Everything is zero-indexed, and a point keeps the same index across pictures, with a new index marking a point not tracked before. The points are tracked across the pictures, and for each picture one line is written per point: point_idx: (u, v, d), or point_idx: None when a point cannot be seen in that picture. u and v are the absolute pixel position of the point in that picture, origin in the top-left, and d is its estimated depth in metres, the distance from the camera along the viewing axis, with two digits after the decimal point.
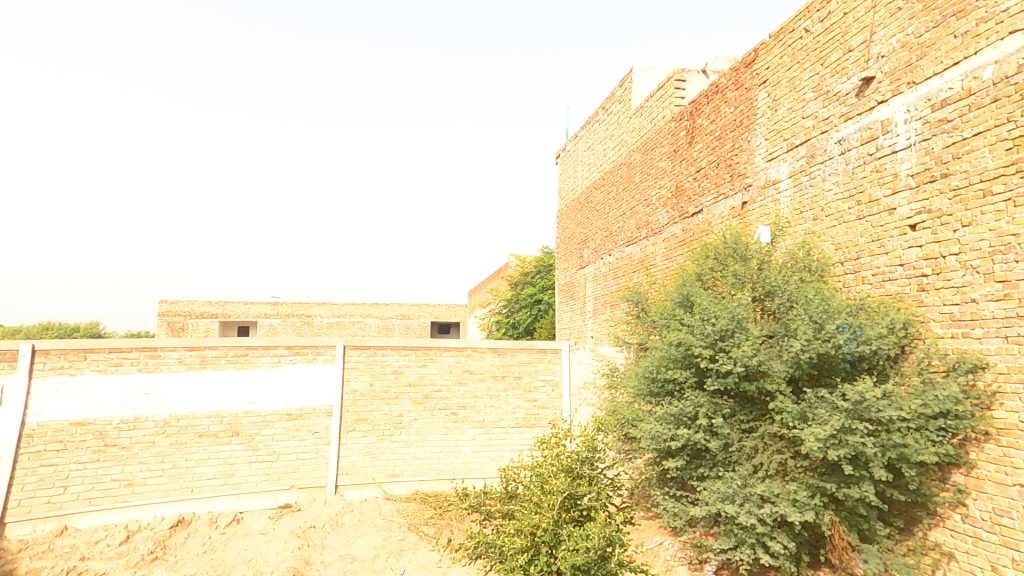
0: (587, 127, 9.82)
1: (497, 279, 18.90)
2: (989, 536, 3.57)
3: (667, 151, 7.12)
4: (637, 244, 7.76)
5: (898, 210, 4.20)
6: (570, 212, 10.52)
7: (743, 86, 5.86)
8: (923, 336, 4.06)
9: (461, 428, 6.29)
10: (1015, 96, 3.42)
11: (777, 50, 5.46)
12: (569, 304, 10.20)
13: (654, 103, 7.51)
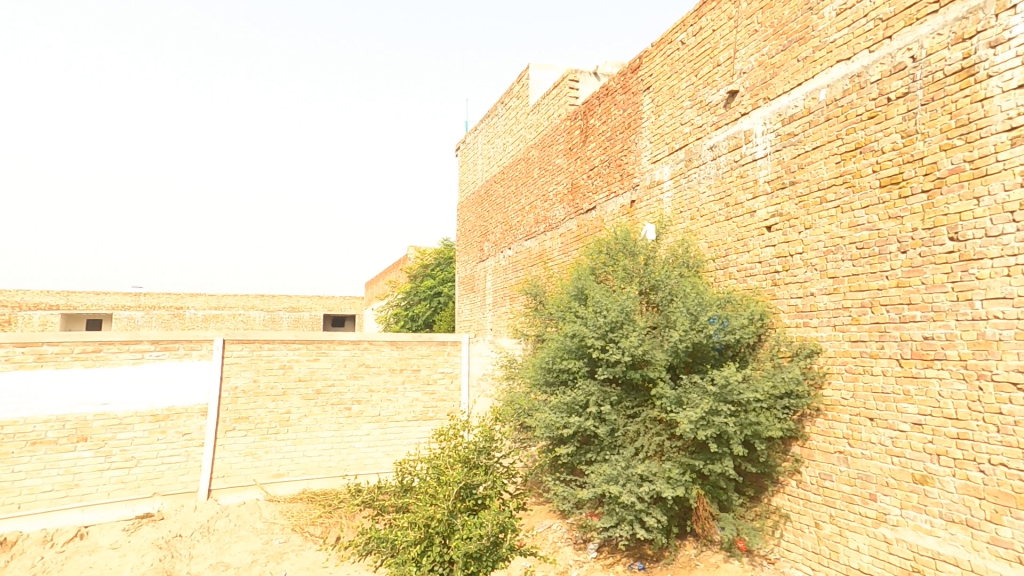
0: (487, 120, 9.89)
1: (395, 271, 18.68)
2: (815, 497, 4.22)
3: (564, 148, 7.38)
4: (536, 238, 7.96)
5: (758, 213, 4.71)
6: (471, 205, 10.54)
7: (630, 90, 6.20)
8: (775, 325, 4.63)
9: (355, 424, 6.14)
10: (841, 117, 4.11)
11: (658, 59, 5.85)
12: (469, 297, 10.30)
13: (550, 101, 7.76)
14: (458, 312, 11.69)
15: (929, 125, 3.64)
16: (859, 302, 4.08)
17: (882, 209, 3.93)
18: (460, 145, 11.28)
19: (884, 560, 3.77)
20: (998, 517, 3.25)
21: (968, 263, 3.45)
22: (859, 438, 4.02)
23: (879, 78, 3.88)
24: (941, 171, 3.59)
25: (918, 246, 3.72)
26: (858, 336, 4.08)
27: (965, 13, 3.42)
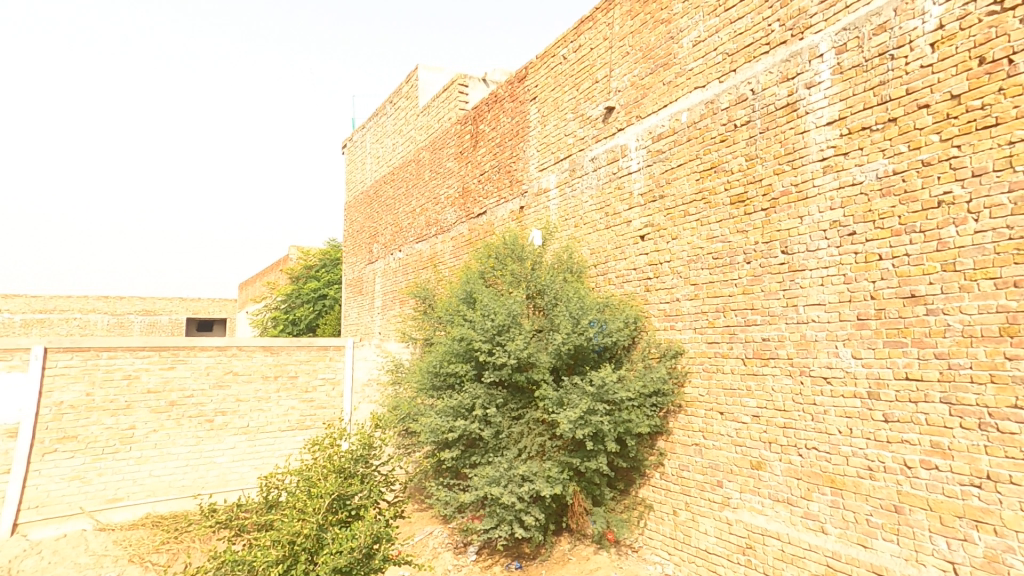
0: (376, 119, 9.74)
1: (277, 273, 18.11)
2: (674, 487, 4.61)
3: (454, 152, 7.41)
4: (427, 241, 7.93)
5: (633, 223, 5.03)
6: (359, 205, 10.34)
7: (517, 99, 6.36)
8: (647, 328, 4.95)
9: (218, 437, 6.47)
10: (699, 138, 4.56)
11: (543, 71, 6.07)
12: (358, 300, 10.15)
13: (440, 103, 7.79)
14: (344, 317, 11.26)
15: (765, 151, 4.31)
16: (715, 306, 4.58)
17: (732, 224, 4.49)
18: (347, 143, 10.89)
19: (725, 538, 4.24)
20: (809, 494, 4.05)
21: (795, 273, 4.27)
22: (712, 430, 4.51)
23: (727, 105, 4.41)
24: (775, 192, 4.31)
25: (759, 258, 4.41)
26: (713, 338, 4.58)
27: (787, 57, 4.10)
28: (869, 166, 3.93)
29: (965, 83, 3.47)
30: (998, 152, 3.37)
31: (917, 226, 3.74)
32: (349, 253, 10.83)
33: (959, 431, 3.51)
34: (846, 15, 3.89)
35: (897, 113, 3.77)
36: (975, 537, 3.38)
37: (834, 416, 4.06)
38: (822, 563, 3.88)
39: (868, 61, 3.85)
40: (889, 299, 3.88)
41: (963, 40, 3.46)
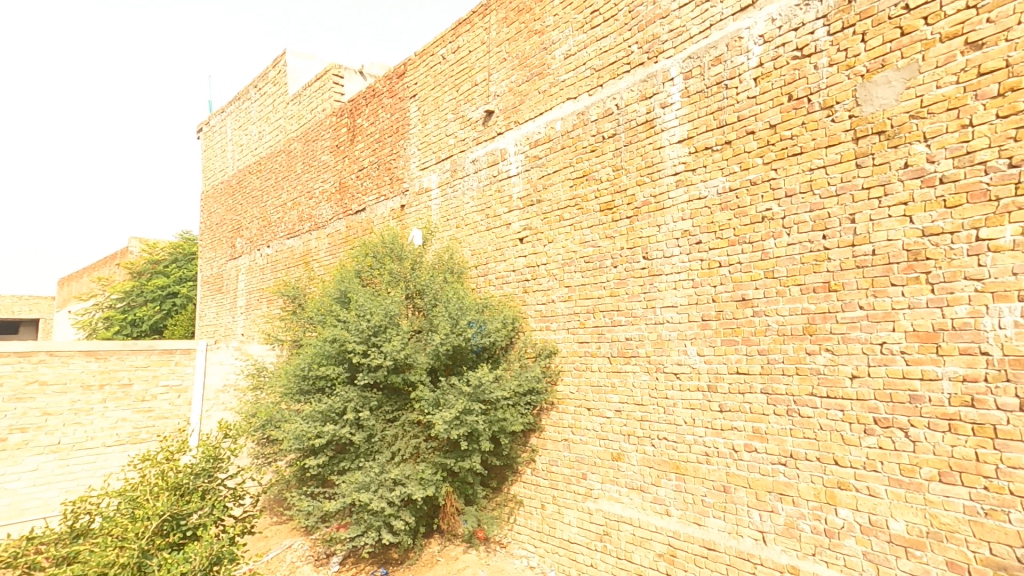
0: (240, 104, 9.54)
1: (117, 269, 17.13)
2: (543, 481, 4.79)
3: (330, 145, 7.21)
4: (300, 237, 7.70)
5: (513, 225, 5.16)
6: (219, 195, 10.12)
7: (397, 95, 6.29)
8: (524, 329, 5.08)
9: (16, 459, 6.28)
10: (572, 147, 4.80)
11: (422, 69, 6.05)
12: (218, 298, 10.06)
13: (315, 93, 7.58)
14: (199, 316, 10.84)
15: (629, 163, 4.61)
16: (586, 308, 4.82)
17: (601, 229, 4.76)
18: (206, 129, 10.69)
19: (586, 527, 4.49)
20: (658, 480, 4.41)
21: (654, 276, 4.63)
22: (580, 425, 4.75)
23: (596, 118, 4.67)
24: (638, 202, 4.63)
25: (624, 263, 4.70)
26: (583, 337, 4.82)
27: (644, 78, 4.44)
28: (711, 182, 4.44)
29: (779, 115, 4.15)
30: (802, 176, 4.16)
31: (747, 238, 4.38)
32: (208, 247, 10.61)
33: (772, 417, 4.23)
34: (690, 45, 4.30)
35: (731, 137, 4.31)
36: (779, 508, 4.06)
37: (681, 408, 4.48)
38: (665, 543, 4.25)
39: (709, 88, 4.30)
40: (726, 302, 4.44)
41: (776, 78, 4.10)
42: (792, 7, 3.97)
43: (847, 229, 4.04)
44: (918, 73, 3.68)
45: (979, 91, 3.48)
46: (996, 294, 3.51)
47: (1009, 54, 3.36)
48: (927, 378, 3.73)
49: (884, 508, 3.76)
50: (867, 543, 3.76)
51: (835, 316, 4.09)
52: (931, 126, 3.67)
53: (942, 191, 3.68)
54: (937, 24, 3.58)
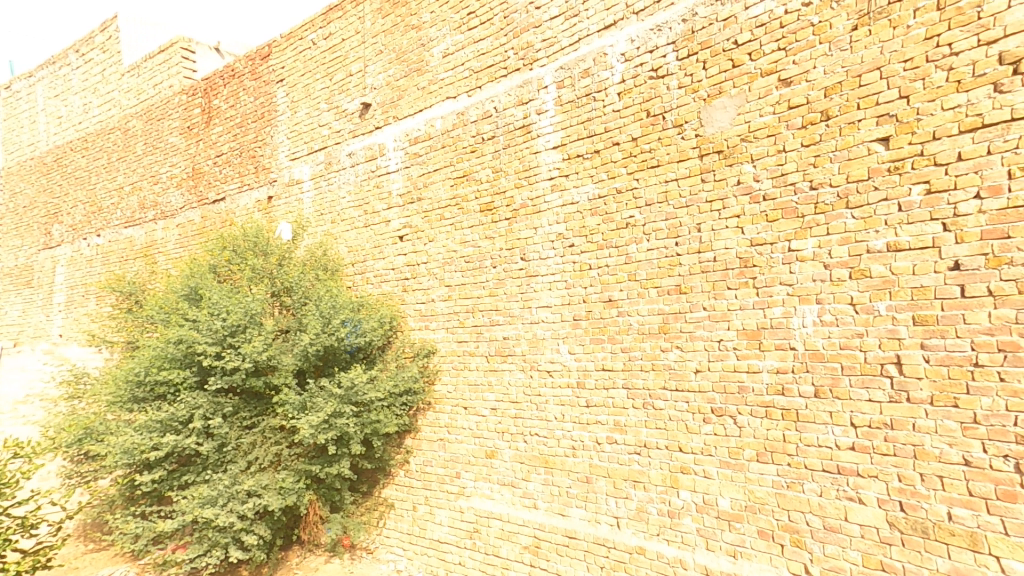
0: (57, 70, 8.44)
1: None
2: (416, 482, 4.76)
3: (180, 126, 6.68)
4: (142, 227, 7.19)
5: (393, 222, 5.04)
6: (30, 172, 8.91)
7: (261, 78, 5.91)
8: (403, 328, 4.99)
9: None
10: (452, 146, 4.80)
11: (289, 53, 5.73)
12: (24, 294, 9.01)
13: (161, 67, 6.94)
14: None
15: (507, 165, 4.71)
16: (465, 307, 4.85)
17: (481, 230, 4.82)
18: (8, 91, 9.23)
19: (456, 526, 4.54)
20: (528, 475, 4.55)
21: (531, 277, 4.77)
22: (456, 424, 4.76)
23: (476, 119, 4.72)
24: (516, 204, 4.75)
25: (503, 263, 4.80)
26: (462, 336, 4.84)
27: (520, 83, 4.56)
28: (582, 189, 4.65)
29: (639, 129, 4.45)
30: (658, 187, 4.49)
31: (613, 243, 4.62)
32: (11, 235, 9.31)
33: (631, 410, 4.52)
34: (561, 56, 4.50)
35: (599, 146, 4.56)
36: (632, 494, 4.36)
37: (553, 404, 4.65)
38: (531, 535, 4.40)
39: (579, 98, 4.51)
40: (594, 303, 4.67)
41: (636, 95, 4.41)
42: (647, 30, 4.29)
43: (694, 237, 4.45)
44: (746, 102, 4.17)
45: (789, 122, 4.08)
46: (802, 298, 4.14)
47: (809, 93, 3.99)
48: (752, 371, 4.26)
49: (716, 487, 4.19)
50: (700, 520, 4.17)
51: (684, 316, 4.47)
52: (756, 149, 4.21)
53: (765, 207, 4.23)
54: (758, 60, 4.08)
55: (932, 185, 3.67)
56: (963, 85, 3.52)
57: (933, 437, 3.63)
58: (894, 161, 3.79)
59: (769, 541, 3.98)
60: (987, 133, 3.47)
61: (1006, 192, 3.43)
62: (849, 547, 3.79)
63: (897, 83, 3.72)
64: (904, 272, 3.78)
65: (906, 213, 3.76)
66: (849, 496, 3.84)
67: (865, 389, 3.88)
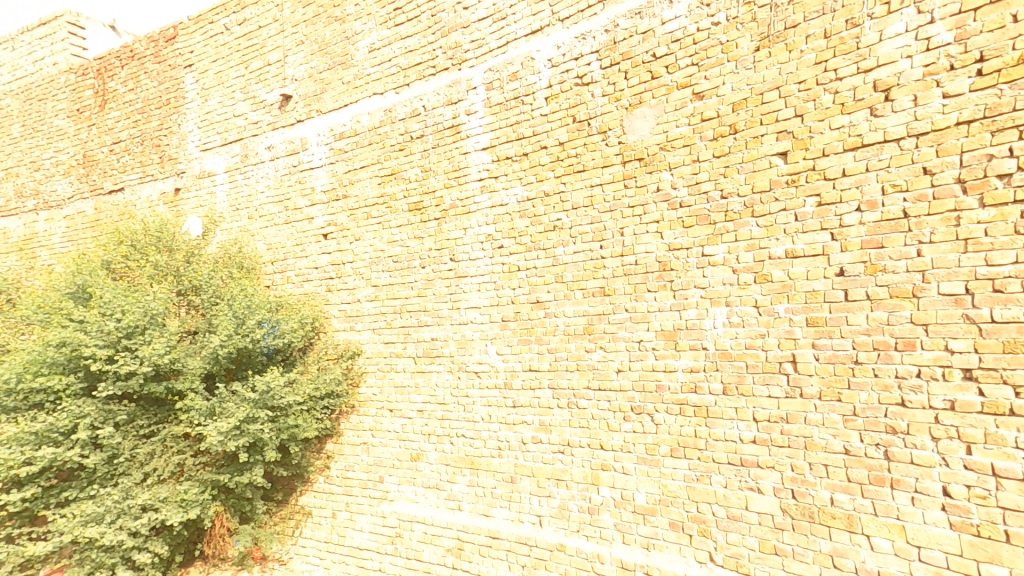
0: None
1: None
2: (337, 489, 4.69)
3: (68, 108, 6.16)
4: (20, 218, 6.54)
5: (316, 220, 4.91)
6: None
7: (166, 62, 5.59)
8: (326, 329, 4.86)
9: None
10: (380, 144, 4.71)
11: (197, 36, 5.44)
12: None
13: (43, 43, 6.36)
14: None
15: (436, 165, 4.69)
16: (392, 308, 4.77)
17: (410, 229, 4.77)
18: None
19: (377, 531, 4.50)
20: (453, 477, 4.54)
21: (461, 278, 4.76)
22: (380, 427, 4.69)
23: (404, 117, 4.66)
24: (445, 204, 4.73)
25: (432, 264, 4.76)
26: (389, 337, 4.75)
27: (449, 83, 4.54)
28: (511, 191, 4.69)
29: (566, 134, 4.54)
30: (584, 191, 4.59)
31: (541, 245, 4.68)
32: None
33: (556, 410, 4.59)
34: (489, 58, 4.53)
35: (528, 150, 4.61)
36: (555, 492, 4.44)
37: (480, 405, 4.66)
38: (454, 538, 4.40)
39: (507, 101, 4.55)
40: (523, 304, 4.71)
41: (562, 100, 4.50)
42: (572, 38, 4.40)
43: (617, 241, 4.57)
44: (664, 113, 4.35)
45: (702, 134, 4.30)
46: (713, 300, 4.37)
47: (719, 107, 4.23)
48: (668, 370, 4.44)
49: (633, 483, 4.34)
50: (618, 514, 4.31)
51: (608, 317, 4.59)
52: (674, 158, 4.39)
53: (681, 213, 4.43)
54: (674, 73, 4.28)
55: (822, 198, 3.99)
56: (846, 108, 3.87)
57: (820, 429, 3.95)
58: (791, 175, 4.09)
59: (679, 532, 4.18)
60: (866, 152, 3.83)
61: (881, 206, 3.79)
62: (748, 535, 4.03)
63: (793, 103, 4.02)
64: (799, 277, 4.09)
65: (801, 223, 4.07)
66: (750, 486, 4.10)
67: (766, 386, 4.16)
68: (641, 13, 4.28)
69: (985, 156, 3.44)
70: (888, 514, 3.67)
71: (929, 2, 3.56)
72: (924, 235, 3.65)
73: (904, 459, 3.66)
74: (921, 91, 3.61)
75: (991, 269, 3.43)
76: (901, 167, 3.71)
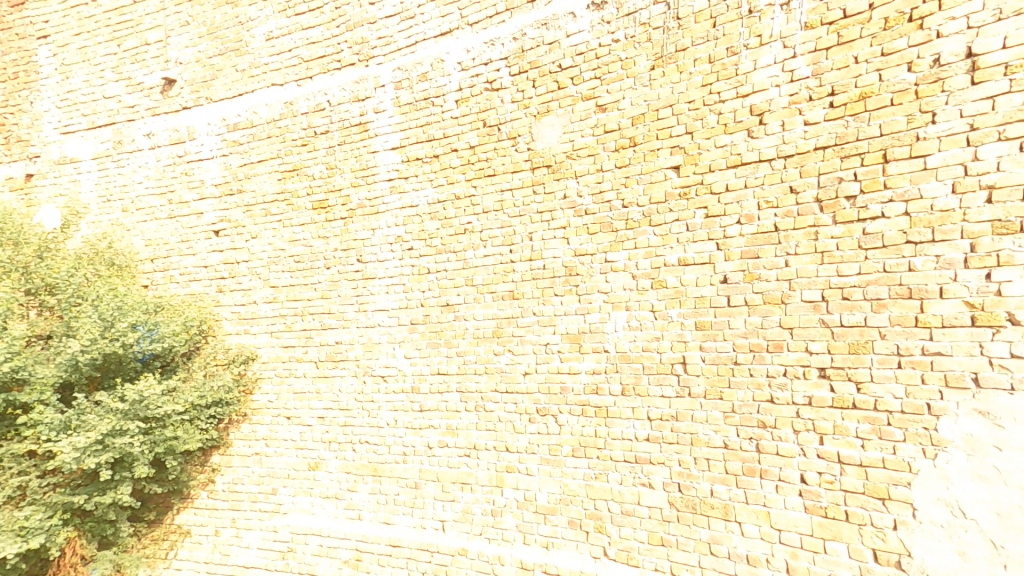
0: None
1: None
2: (222, 505, 4.58)
3: None
4: None
5: (204, 215, 4.72)
6: None
7: (12, 30, 5.07)
8: (215, 332, 4.65)
9: None
10: (280, 138, 4.59)
11: (55, 4, 4.96)
12: None
13: None
14: None
15: (343, 163, 4.57)
16: (292, 310, 4.63)
17: (314, 228, 4.62)
18: None
19: (266, 547, 4.44)
20: (354, 485, 4.46)
21: (368, 280, 4.64)
22: (276, 437, 4.61)
23: (307, 111, 4.56)
24: (352, 203, 4.60)
25: (337, 265, 4.62)
26: (289, 341, 4.63)
27: (355, 79, 4.47)
28: (421, 192, 4.63)
29: (476, 138, 4.56)
30: (495, 195, 4.63)
31: (452, 248, 4.66)
32: None
33: (463, 413, 4.58)
34: (398, 57, 4.49)
35: (438, 151, 4.58)
36: (459, 496, 4.43)
37: (385, 411, 4.56)
38: (352, 548, 4.36)
39: (417, 101, 4.52)
40: (432, 307, 4.66)
41: (473, 104, 4.51)
42: (481, 43, 4.44)
43: (526, 245, 4.64)
44: (570, 123, 4.50)
45: (605, 145, 4.48)
46: (614, 305, 4.54)
47: (621, 120, 4.42)
48: (572, 372, 4.55)
49: (536, 484, 4.42)
50: (520, 515, 4.37)
51: (516, 320, 4.64)
52: (579, 167, 4.54)
53: (586, 220, 4.57)
54: (579, 85, 4.43)
55: (709, 211, 4.29)
56: (728, 128, 4.19)
57: (704, 426, 4.24)
58: (683, 188, 4.36)
59: (577, 529, 4.31)
60: (745, 170, 4.17)
61: (756, 220, 4.14)
62: (639, 528, 4.24)
63: (684, 120, 4.30)
64: (690, 284, 4.36)
65: (691, 233, 4.36)
66: (642, 482, 4.31)
67: (660, 386, 4.39)
68: (547, 24, 4.41)
69: (837, 178, 3.86)
70: (757, 501, 4.01)
71: (792, 38, 3.94)
72: (790, 247, 4.03)
73: (772, 451, 4.01)
74: (787, 117, 4.00)
75: (840, 279, 3.85)
76: (772, 185, 4.08)
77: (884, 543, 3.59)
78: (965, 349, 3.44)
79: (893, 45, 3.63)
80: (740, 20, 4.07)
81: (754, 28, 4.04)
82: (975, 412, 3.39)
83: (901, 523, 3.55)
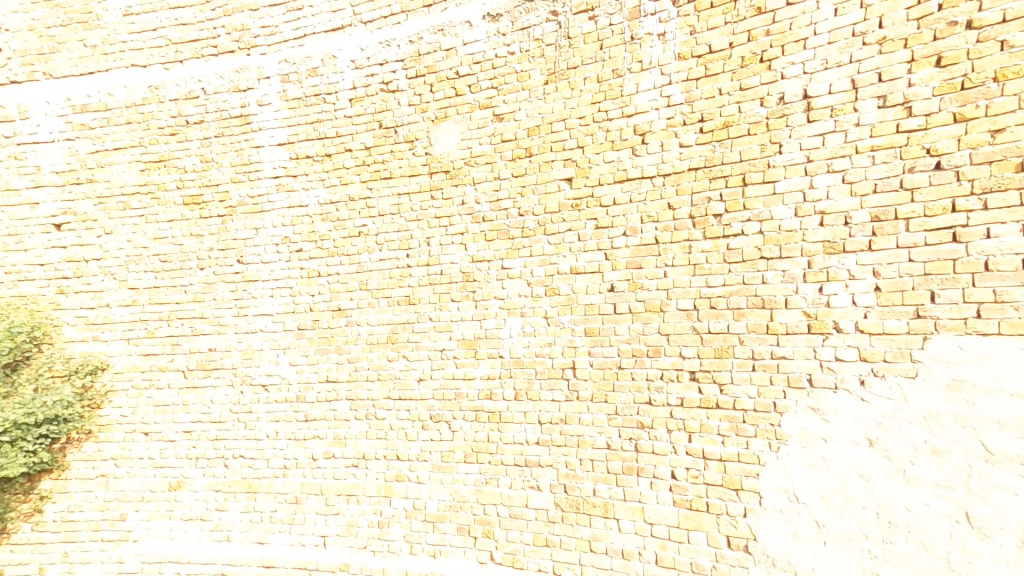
0: None
1: None
2: (51, 538, 4.24)
3: None
4: None
5: (42, 207, 4.32)
6: None
7: None
8: (53, 341, 4.24)
9: None
10: (143, 124, 4.29)
11: None
12: None
13: None
14: None
15: (222, 156, 4.31)
16: (156, 315, 4.30)
17: (185, 225, 4.31)
18: None
19: None
20: (225, 504, 4.23)
21: (248, 283, 4.35)
22: (128, 455, 4.28)
23: (177, 97, 4.30)
24: (232, 200, 4.33)
25: (213, 265, 4.32)
26: (150, 349, 4.29)
27: (234, 68, 4.28)
28: (312, 192, 4.42)
29: (372, 139, 4.44)
30: (391, 199, 4.52)
31: (345, 250, 4.48)
32: None
33: (352, 422, 4.41)
34: (284, 49, 4.35)
35: (330, 150, 4.41)
36: (343, 509, 4.28)
37: (265, 422, 4.32)
38: (217, 573, 4.13)
39: (307, 97, 4.36)
40: (322, 311, 4.45)
41: (367, 104, 4.41)
42: (375, 43, 4.39)
43: (423, 250, 4.57)
44: (468, 130, 4.52)
45: (502, 154, 4.55)
46: (509, 311, 4.60)
47: (518, 130, 4.52)
48: (467, 378, 4.55)
49: (426, 492, 4.36)
50: (408, 525, 4.30)
51: (411, 326, 4.55)
52: (477, 173, 4.57)
53: (484, 227, 4.60)
54: (476, 93, 4.47)
55: (598, 222, 4.51)
56: (616, 145, 4.43)
57: (590, 428, 4.42)
58: (575, 200, 4.54)
59: (464, 535, 4.32)
60: (630, 185, 4.43)
61: (640, 232, 4.41)
62: (526, 531, 4.33)
63: (576, 135, 4.48)
64: (580, 292, 4.54)
65: (583, 242, 4.54)
66: (530, 485, 4.40)
67: (552, 390, 4.52)
68: (443, 30, 4.42)
69: (706, 198, 4.21)
70: (634, 498, 4.25)
71: (668, 66, 4.26)
72: (668, 259, 4.32)
73: (648, 450, 4.27)
74: (666, 139, 4.31)
75: (709, 289, 4.20)
76: (653, 201, 4.37)
77: (736, 530, 3.96)
78: (803, 353, 3.88)
79: (750, 81, 4.05)
80: (624, 45, 4.34)
81: (636, 54, 4.32)
82: (808, 409, 3.83)
83: (749, 511, 3.93)
